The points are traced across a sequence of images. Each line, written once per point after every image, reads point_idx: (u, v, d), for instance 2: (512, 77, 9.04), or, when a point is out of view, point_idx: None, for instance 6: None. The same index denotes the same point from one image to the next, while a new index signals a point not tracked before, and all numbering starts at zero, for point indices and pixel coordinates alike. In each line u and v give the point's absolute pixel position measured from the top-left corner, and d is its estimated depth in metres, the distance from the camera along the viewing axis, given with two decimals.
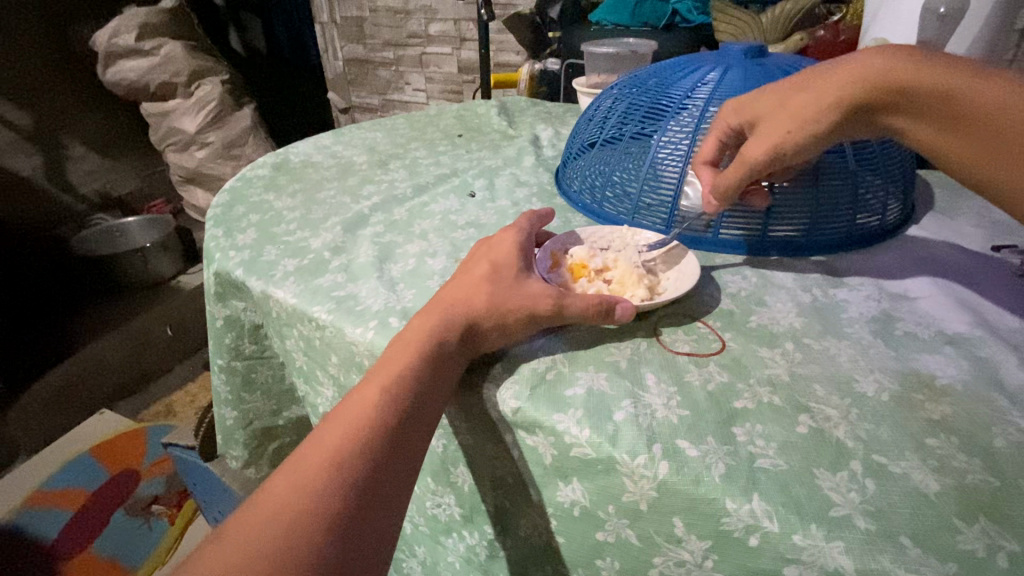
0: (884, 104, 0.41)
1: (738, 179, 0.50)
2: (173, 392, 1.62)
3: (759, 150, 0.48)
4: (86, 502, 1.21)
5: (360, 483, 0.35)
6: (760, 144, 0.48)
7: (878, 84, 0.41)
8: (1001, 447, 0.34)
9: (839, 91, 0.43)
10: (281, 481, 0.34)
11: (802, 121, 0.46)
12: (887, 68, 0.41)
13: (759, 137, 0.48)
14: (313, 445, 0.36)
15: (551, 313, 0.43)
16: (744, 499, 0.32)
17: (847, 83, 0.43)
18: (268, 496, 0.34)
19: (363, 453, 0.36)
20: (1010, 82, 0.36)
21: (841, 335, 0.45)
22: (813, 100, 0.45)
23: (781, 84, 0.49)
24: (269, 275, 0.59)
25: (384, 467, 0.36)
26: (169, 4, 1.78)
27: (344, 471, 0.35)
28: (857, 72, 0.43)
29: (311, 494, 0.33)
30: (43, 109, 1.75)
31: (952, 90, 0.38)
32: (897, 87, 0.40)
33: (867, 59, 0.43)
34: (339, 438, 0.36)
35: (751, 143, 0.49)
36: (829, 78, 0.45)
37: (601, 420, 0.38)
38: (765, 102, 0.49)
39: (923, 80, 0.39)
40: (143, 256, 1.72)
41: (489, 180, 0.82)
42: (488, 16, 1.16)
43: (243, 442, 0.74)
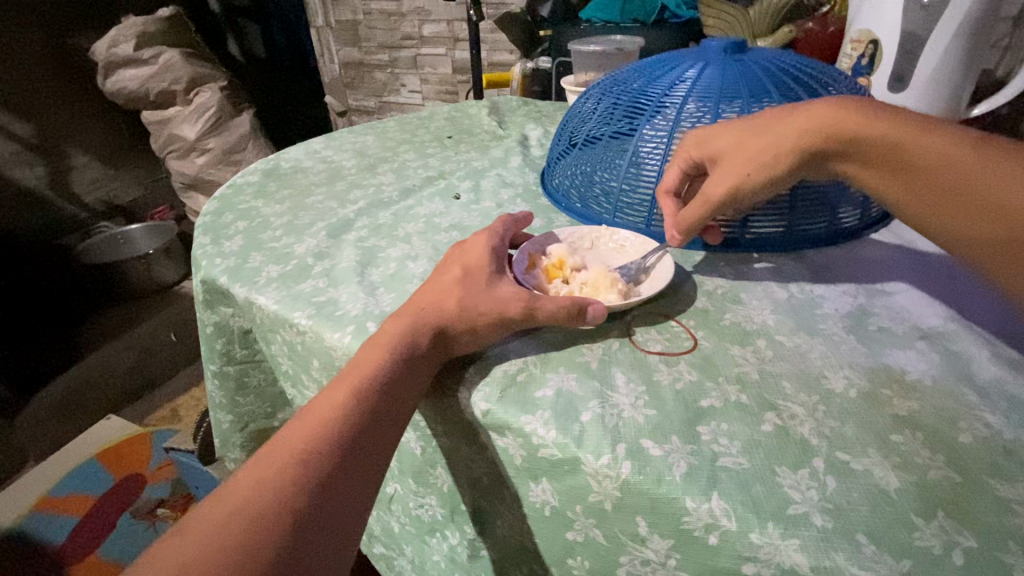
0: (838, 153, 0.42)
1: (701, 214, 0.49)
2: (179, 396, 1.59)
3: (720, 187, 0.47)
4: (93, 506, 1.23)
5: (325, 479, 0.36)
6: (721, 181, 0.47)
7: (834, 133, 0.42)
8: (966, 443, 0.34)
9: (798, 136, 0.43)
10: (247, 476, 0.35)
11: (762, 162, 0.45)
12: (843, 118, 0.42)
13: (720, 175, 0.47)
14: (279, 443, 0.37)
15: (522, 315, 0.43)
16: (703, 498, 0.32)
17: (806, 129, 0.43)
18: (234, 490, 0.35)
19: (329, 451, 0.37)
20: (953, 136, 0.38)
21: (814, 332, 0.45)
22: (773, 142, 0.45)
23: (741, 123, 0.49)
24: (253, 282, 0.60)
25: (350, 464, 0.37)
26: (166, 12, 1.79)
27: (309, 467, 0.36)
28: (814, 118, 0.43)
29: (276, 490, 0.34)
30: (46, 120, 1.78)
31: (903, 142, 0.39)
32: (851, 137, 0.41)
33: (824, 106, 0.43)
34: (307, 436, 0.37)
35: (712, 179, 0.48)
36: (787, 121, 0.45)
37: (568, 420, 0.38)
38: (725, 139, 0.49)
39: (874, 132, 0.40)
40: (146, 263, 1.76)
41: (475, 181, 0.82)
42: (477, 17, 1.16)
43: (237, 445, 0.75)
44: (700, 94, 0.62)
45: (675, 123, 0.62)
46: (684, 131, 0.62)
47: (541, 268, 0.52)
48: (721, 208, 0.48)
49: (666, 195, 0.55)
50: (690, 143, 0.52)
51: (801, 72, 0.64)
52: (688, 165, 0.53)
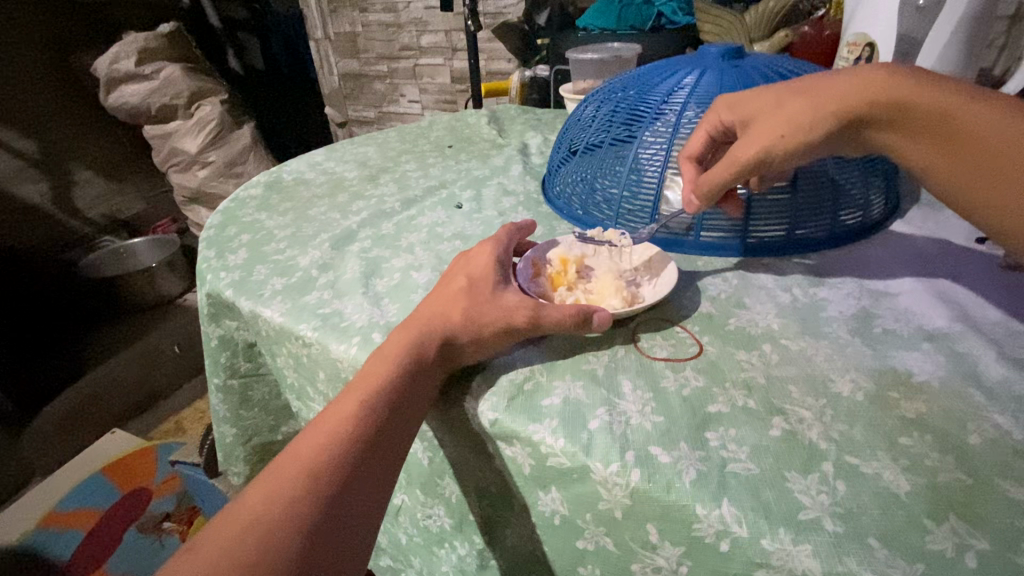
0: (877, 121, 0.41)
1: (726, 178, 0.50)
2: (183, 409, 1.59)
3: (749, 152, 0.48)
4: (99, 521, 1.23)
5: (335, 494, 0.36)
6: (752, 144, 0.48)
7: (876, 98, 0.41)
8: (976, 444, 0.34)
9: (838, 101, 0.42)
10: (258, 492, 0.35)
11: (796, 127, 0.45)
12: (888, 84, 0.40)
13: (752, 140, 0.48)
14: (292, 456, 0.37)
15: (528, 324, 0.43)
16: (713, 504, 0.32)
17: (849, 95, 0.42)
18: (246, 506, 0.35)
19: (339, 464, 0.37)
20: (1006, 109, 0.37)
21: (818, 335, 0.45)
22: (810, 107, 0.44)
23: (779, 88, 0.48)
24: (258, 294, 0.60)
25: (360, 477, 0.37)
26: (167, 28, 1.81)
27: (320, 482, 0.36)
28: (857, 84, 0.42)
29: (288, 505, 0.34)
30: (49, 136, 1.79)
31: (951, 111, 0.38)
32: (893, 103, 0.40)
33: (868, 71, 0.42)
34: (317, 449, 0.37)
35: (743, 143, 0.48)
36: (829, 86, 0.44)
37: (575, 428, 0.38)
38: (760, 103, 0.48)
39: (922, 99, 0.39)
40: (149, 276, 1.76)
41: (476, 190, 0.82)
42: (475, 27, 1.17)
43: (243, 458, 0.75)
44: (699, 99, 0.63)
45: (676, 128, 0.62)
46: (684, 136, 0.62)
47: (545, 275, 0.53)
48: (748, 171, 0.49)
49: (688, 160, 0.56)
50: (723, 108, 0.52)
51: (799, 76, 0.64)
52: (717, 130, 0.54)
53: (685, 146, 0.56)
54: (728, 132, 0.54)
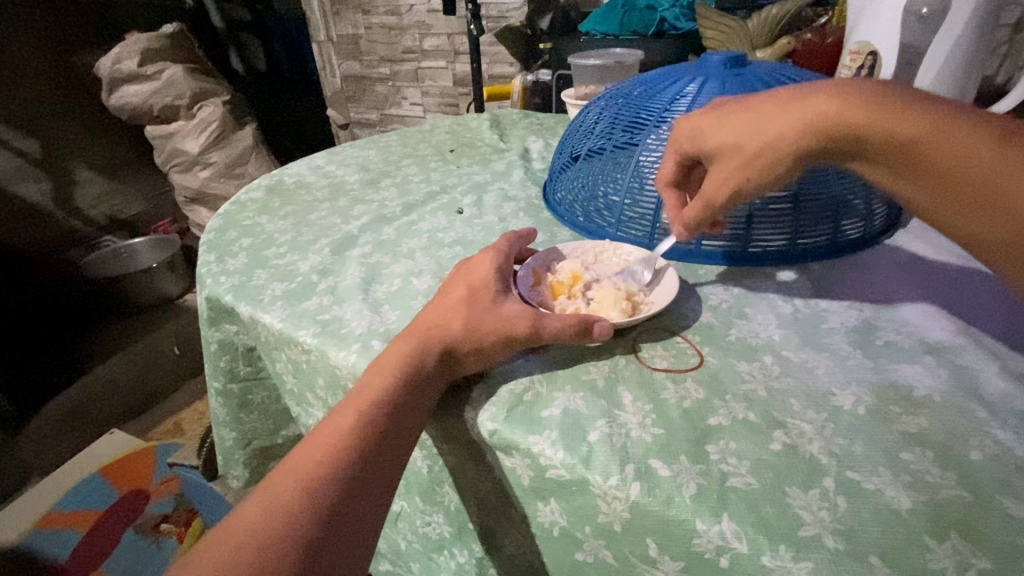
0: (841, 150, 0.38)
1: (701, 212, 0.49)
2: (181, 409, 1.57)
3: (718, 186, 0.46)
4: (97, 522, 1.23)
5: (332, 508, 0.36)
6: (719, 181, 0.46)
7: (834, 130, 0.37)
8: (977, 460, 0.34)
9: (794, 135, 0.40)
10: (256, 505, 0.35)
11: (761, 159, 0.42)
12: (844, 113, 0.37)
13: (720, 176, 0.46)
14: (291, 467, 0.37)
15: (528, 334, 0.43)
16: (713, 520, 0.32)
17: (804, 128, 0.39)
18: (244, 520, 0.35)
19: (336, 478, 0.37)
20: (973, 132, 0.32)
21: (820, 347, 0.45)
22: (770, 141, 0.41)
23: (734, 116, 0.44)
24: (258, 300, 0.60)
25: (357, 490, 0.37)
26: (170, 29, 1.81)
27: (316, 496, 0.36)
28: (812, 114, 0.39)
29: (285, 518, 0.34)
30: (51, 136, 1.80)
31: (909, 141, 0.34)
32: (849, 135, 0.37)
33: (821, 98, 0.38)
34: (314, 462, 0.37)
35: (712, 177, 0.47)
36: (783, 115, 0.41)
37: (575, 440, 0.38)
38: (718, 135, 0.46)
39: (877, 130, 0.35)
40: (150, 276, 1.76)
41: (478, 196, 0.82)
42: (477, 31, 1.17)
43: (242, 462, 0.75)
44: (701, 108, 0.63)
45: None
46: None
47: (546, 284, 0.53)
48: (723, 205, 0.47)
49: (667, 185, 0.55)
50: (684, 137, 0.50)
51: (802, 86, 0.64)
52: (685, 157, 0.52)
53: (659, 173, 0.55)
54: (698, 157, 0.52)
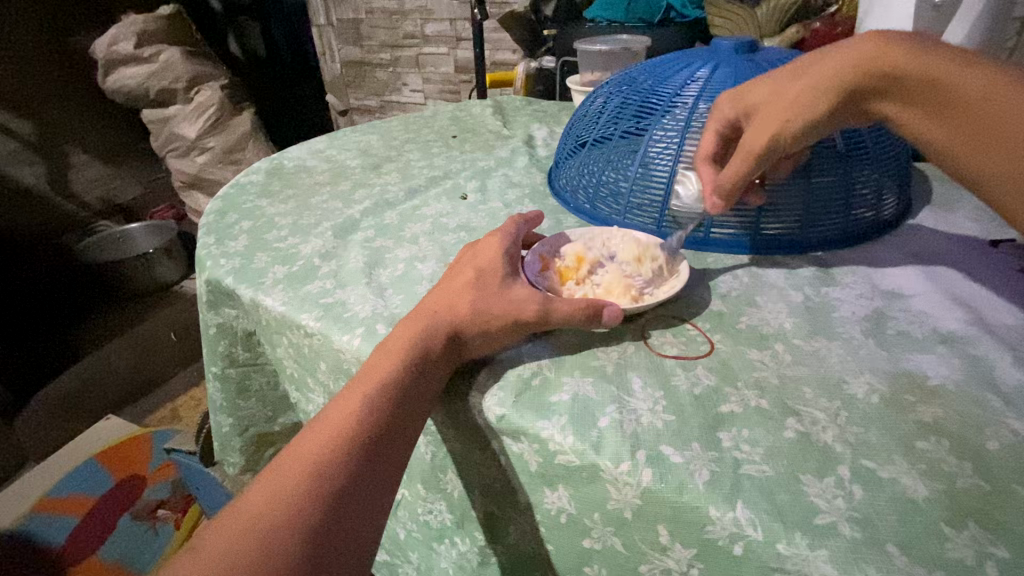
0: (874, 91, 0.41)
1: (742, 169, 0.48)
2: (179, 397, 1.58)
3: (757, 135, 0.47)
4: (92, 507, 1.22)
5: (339, 493, 0.35)
6: (761, 132, 0.46)
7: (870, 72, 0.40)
8: (993, 450, 0.34)
9: (835, 75, 0.42)
10: (260, 490, 0.34)
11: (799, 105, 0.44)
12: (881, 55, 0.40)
13: (760, 123, 0.47)
14: (293, 454, 0.36)
15: (537, 318, 0.42)
16: (727, 507, 0.31)
17: (846, 67, 0.42)
18: (248, 506, 0.34)
19: (342, 462, 0.36)
20: (995, 71, 0.35)
21: (832, 336, 0.44)
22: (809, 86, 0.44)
23: (778, 74, 0.48)
24: (259, 283, 0.59)
25: (364, 475, 0.36)
26: (167, 10, 1.78)
27: (323, 481, 0.35)
28: (849, 59, 0.42)
29: (292, 503, 0.34)
30: (45, 118, 1.77)
31: (940, 77, 0.37)
32: (888, 72, 0.39)
33: (861, 41, 0.42)
34: (319, 446, 0.36)
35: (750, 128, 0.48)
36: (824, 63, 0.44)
37: (585, 426, 0.37)
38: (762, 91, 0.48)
39: (912, 66, 0.38)
40: (146, 262, 1.74)
41: (481, 182, 0.81)
42: (481, 15, 1.15)
43: (239, 449, 0.74)
44: (712, 93, 0.61)
45: (688, 122, 0.61)
46: (697, 130, 0.61)
47: (554, 269, 0.52)
48: (762, 160, 0.48)
49: (704, 161, 0.55)
50: (727, 100, 0.52)
51: None
52: (724, 128, 0.53)
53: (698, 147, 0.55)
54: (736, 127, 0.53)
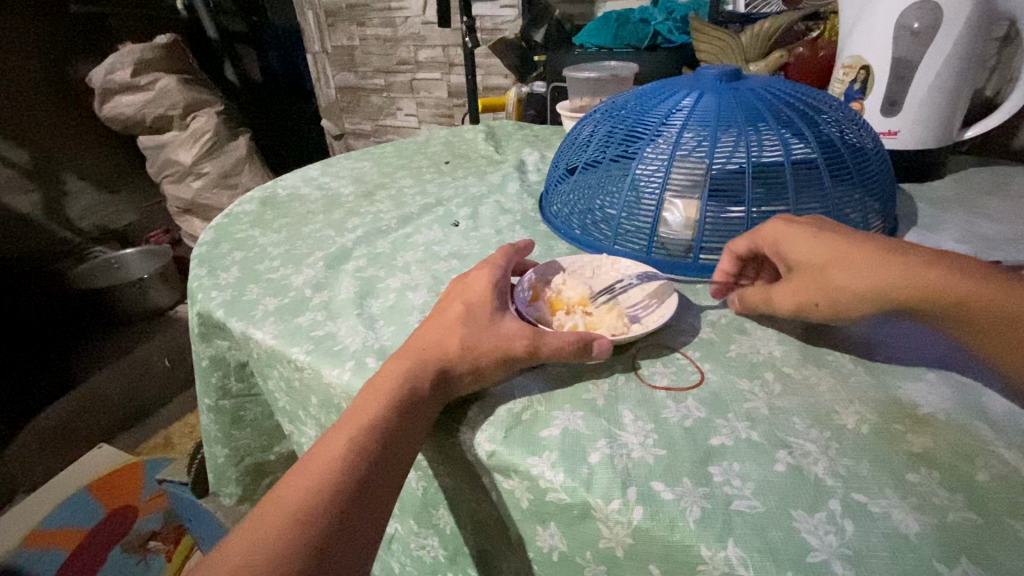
0: (936, 316, 0.41)
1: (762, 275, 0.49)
2: (171, 425, 1.57)
3: (797, 250, 0.46)
4: (83, 539, 1.19)
5: (319, 545, 0.35)
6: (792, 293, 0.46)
7: (918, 290, 0.40)
8: (985, 481, 0.34)
9: (877, 292, 0.41)
10: (244, 540, 0.35)
11: (902, 298, 0.41)
12: (933, 280, 0.40)
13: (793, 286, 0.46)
14: (277, 502, 0.37)
15: (526, 353, 0.42)
16: (718, 546, 0.31)
17: (889, 287, 0.41)
18: (233, 559, 0.35)
19: (324, 511, 0.36)
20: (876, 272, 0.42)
21: (820, 364, 0.45)
22: (854, 284, 0.42)
23: (859, 252, 0.43)
24: (249, 315, 0.59)
25: (347, 525, 0.36)
26: (163, 39, 1.80)
27: (305, 530, 0.35)
28: (903, 273, 0.41)
29: (274, 555, 0.34)
30: (41, 147, 1.78)
31: (927, 294, 0.40)
32: (919, 296, 0.40)
33: (908, 260, 0.41)
34: (302, 495, 0.37)
35: (782, 292, 0.46)
36: (872, 265, 0.42)
37: (575, 462, 0.37)
38: (798, 247, 0.46)
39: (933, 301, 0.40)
40: (141, 287, 1.73)
41: (473, 209, 0.82)
42: (473, 44, 1.17)
43: (233, 480, 0.73)
44: (698, 122, 0.62)
45: (674, 150, 0.62)
46: (683, 157, 0.62)
47: (545, 299, 0.52)
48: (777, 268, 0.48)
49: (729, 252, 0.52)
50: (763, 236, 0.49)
51: (798, 99, 0.64)
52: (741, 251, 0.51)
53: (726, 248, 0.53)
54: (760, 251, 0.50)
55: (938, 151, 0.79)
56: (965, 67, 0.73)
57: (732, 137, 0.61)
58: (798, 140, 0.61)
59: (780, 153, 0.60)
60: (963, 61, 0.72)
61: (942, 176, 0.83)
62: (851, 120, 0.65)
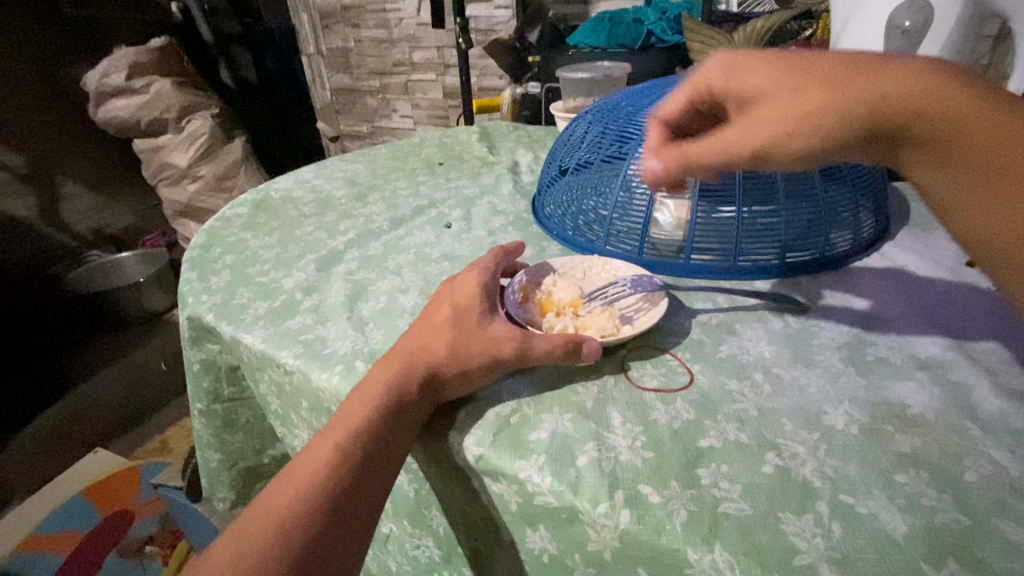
0: (903, 138, 0.30)
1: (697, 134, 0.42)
2: (168, 428, 1.57)
3: (759, 75, 0.36)
4: (78, 546, 1.18)
5: (304, 551, 0.35)
6: (735, 132, 0.37)
7: (889, 99, 0.30)
8: (973, 481, 0.33)
9: (833, 104, 0.32)
10: (230, 547, 0.35)
11: (885, 115, 0.30)
12: (933, 90, 0.29)
13: (739, 123, 0.36)
14: (263, 508, 0.37)
15: (514, 356, 0.42)
16: (705, 549, 0.31)
17: (849, 97, 0.31)
18: (217, 566, 0.34)
19: (308, 517, 0.36)
20: (848, 84, 0.32)
21: (811, 364, 0.44)
22: (823, 100, 0.32)
23: (829, 63, 0.33)
24: (240, 319, 0.59)
25: (331, 531, 0.36)
26: (157, 43, 1.80)
27: (290, 537, 0.35)
28: (895, 81, 0.30)
29: (259, 562, 0.34)
30: (35, 151, 1.78)
31: (912, 107, 0.29)
32: (893, 109, 0.30)
33: (888, 63, 0.31)
34: (287, 501, 0.37)
35: (734, 129, 0.37)
36: (856, 76, 0.32)
37: (563, 465, 0.37)
38: (758, 72, 0.36)
39: (917, 112, 0.29)
40: (137, 291, 1.73)
41: (466, 210, 0.81)
42: (466, 45, 1.17)
43: (227, 484, 0.73)
44: None
45: None
46: None
47: (535, 301, 0.52)
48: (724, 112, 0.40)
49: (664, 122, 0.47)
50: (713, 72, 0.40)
51: None
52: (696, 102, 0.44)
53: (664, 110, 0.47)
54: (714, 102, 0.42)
55: None
56: (957, 65, 0.73)
57: None
58: None
59: None
60: (953, 58, 0.72)
61: None
62: None
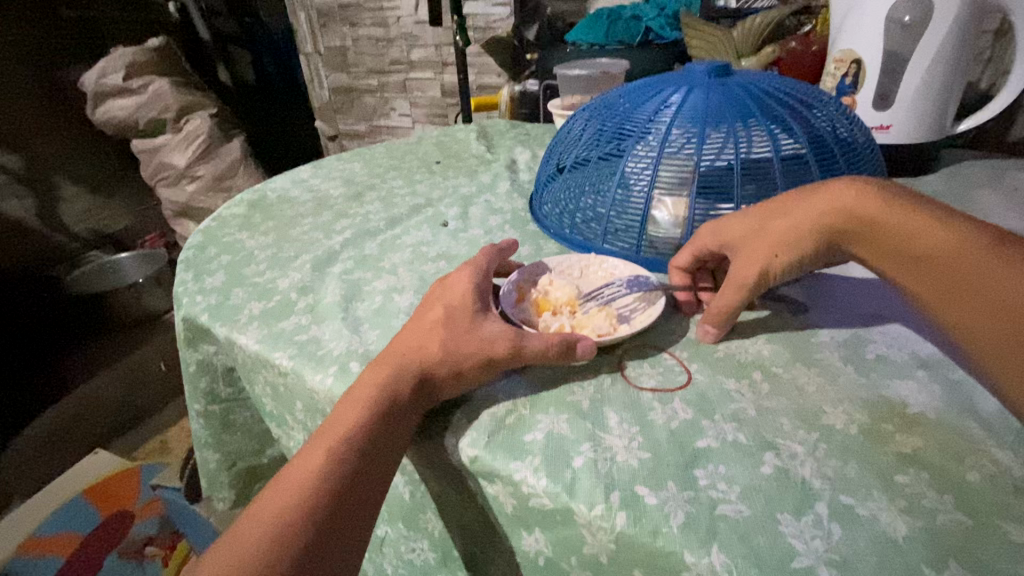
0: (872, 247, 0.43)
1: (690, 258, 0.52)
2: (171, 428, 1.60)
3: (733, 228, 0.48)
4: (77, 548, 1.17)
5: (300, 560, 0.35)
6: (748, 264, 0.44)
7: (855, 219, 0.43)
8: (975, 482, 0.33)
9: (817, 221, 0.44)
10: (223, 557, 0.35)
11: (834, 225, 0.43)
12: (865, 203, 0.43)
13: (749, 253, 0.45)
14: (255, 518, 0.36)
15: (509, 355, 0.41)
16: (702, 551, 0.31)
17: (823, 214, 0.44)
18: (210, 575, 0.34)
19: (304, 524, 0.36)
20: (820, 201, 0.44)
21: (810, 363, 0.44)
22: (792, 226, 0.44)
23: (807, 196, 0.45)
24: (234, 320, 0.58)
25: (329, 536, 0.36)
26: (156, 42, 1.79)
27: (285, 544, 0.35)
28: (836, 200, 0.44)
29: (251, 575, 0.33)
30: (34, 154, 1.77)
31: (874, 219, 0.42)
32: (863, 221, 0.42)
33: (838, 189, 0.44)
34: (278, 513, 0.36)
35: (735, 265, 0.45)
36: (805, 205, 0.45)
37: (558, 467, 0.36)
38: (737, 223, 0.48)
39: (879, 228, 0.42)
40: (136, 292, 1.71)
41: (463, 209, 0.81)
42: (463, 42, 1.15)
43: (226, 485, 0.73)
44: (686, 119, 0.61)
45: (663, 148, 0.61)
46: (672, 154, 0.61)
47: (531, 300, 0.51)
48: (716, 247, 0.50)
49: (678, 270, 0.53)
50: (708, 233, 0.50)
51: (787, 93, 0.63)
52: (701, 252, 0.51)
53: (672, 260, 0.53)
54: (713, 256, 0.51)
55: (933, 144, 0.78)
56: (958, 59, 0.72)
57: (721, 134, 0.60)
58: (787, 135, 0.60)
59: (769, 148, 0.59)
60: (955, 51, 0.71)
61: (933, 170, 0.82)
62: (842, 114, 0.64)
